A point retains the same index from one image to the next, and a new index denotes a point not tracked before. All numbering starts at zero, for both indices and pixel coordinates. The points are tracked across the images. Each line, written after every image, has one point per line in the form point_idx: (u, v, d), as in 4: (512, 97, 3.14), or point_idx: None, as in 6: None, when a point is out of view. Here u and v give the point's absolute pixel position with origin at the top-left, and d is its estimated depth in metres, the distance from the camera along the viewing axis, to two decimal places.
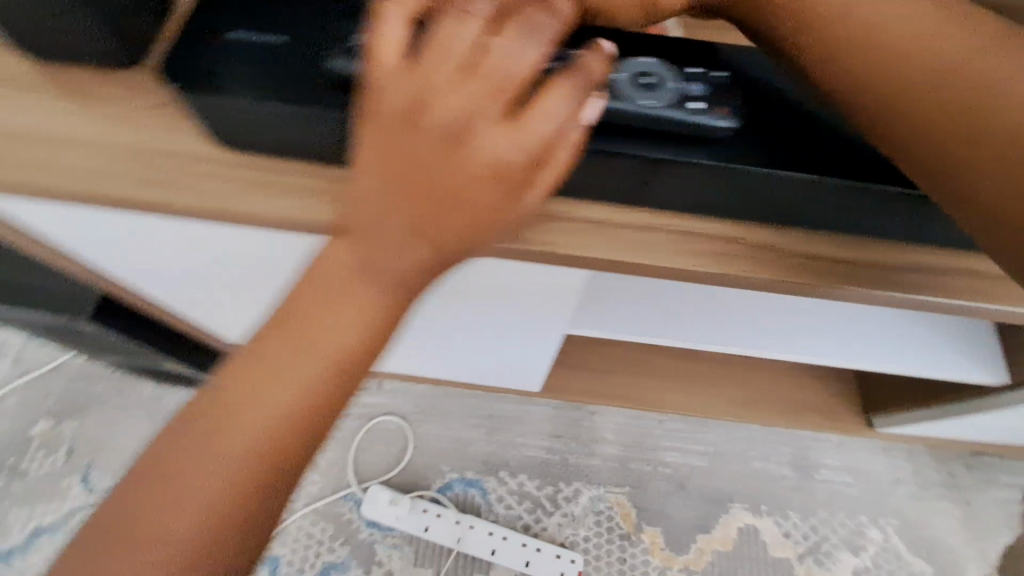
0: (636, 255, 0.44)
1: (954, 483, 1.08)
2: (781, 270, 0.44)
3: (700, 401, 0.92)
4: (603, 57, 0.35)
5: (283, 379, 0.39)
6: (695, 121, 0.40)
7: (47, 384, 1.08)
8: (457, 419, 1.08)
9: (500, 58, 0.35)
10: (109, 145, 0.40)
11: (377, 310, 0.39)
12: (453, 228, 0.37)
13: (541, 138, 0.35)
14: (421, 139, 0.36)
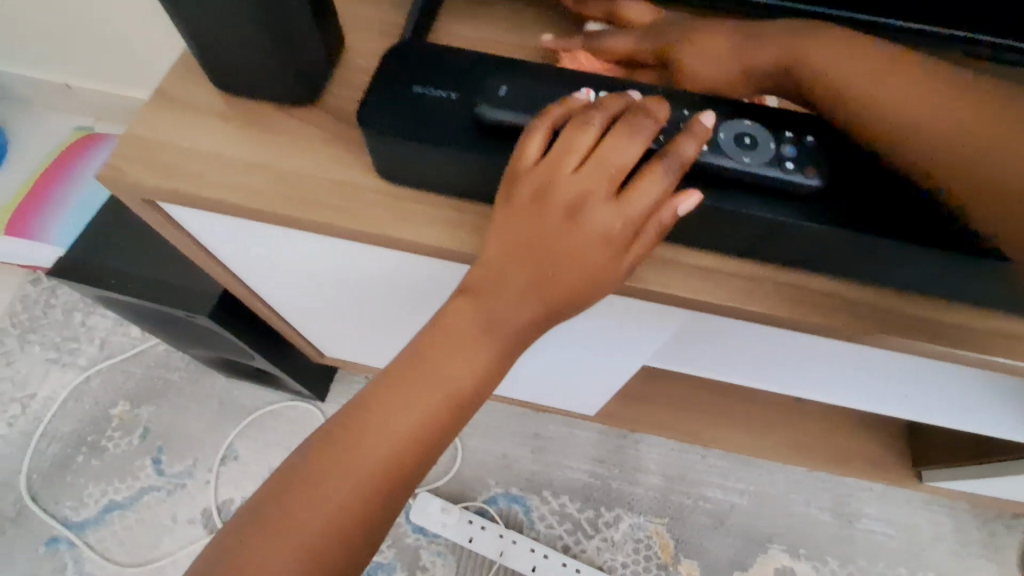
0: (726, 299, 0.46)
1: (993, 543, 1.07)
2: (867, 325, 0.46)
3: (749, 439, 0.93)
4: (695, 144, 0.41)
5: (409, 417, 0.43)
6: (786, 181, 0.42)
7: (129, 368, 1.16)
8: (505, 436, 1.12)
9: (614, 154, 0.41)
10: (278, 165, 0.44)
11: (494, 348, 0.44)
12: (564, 292, 0.42)
13: (641, 220, 0.41)
14: (546, 216, 0.41)
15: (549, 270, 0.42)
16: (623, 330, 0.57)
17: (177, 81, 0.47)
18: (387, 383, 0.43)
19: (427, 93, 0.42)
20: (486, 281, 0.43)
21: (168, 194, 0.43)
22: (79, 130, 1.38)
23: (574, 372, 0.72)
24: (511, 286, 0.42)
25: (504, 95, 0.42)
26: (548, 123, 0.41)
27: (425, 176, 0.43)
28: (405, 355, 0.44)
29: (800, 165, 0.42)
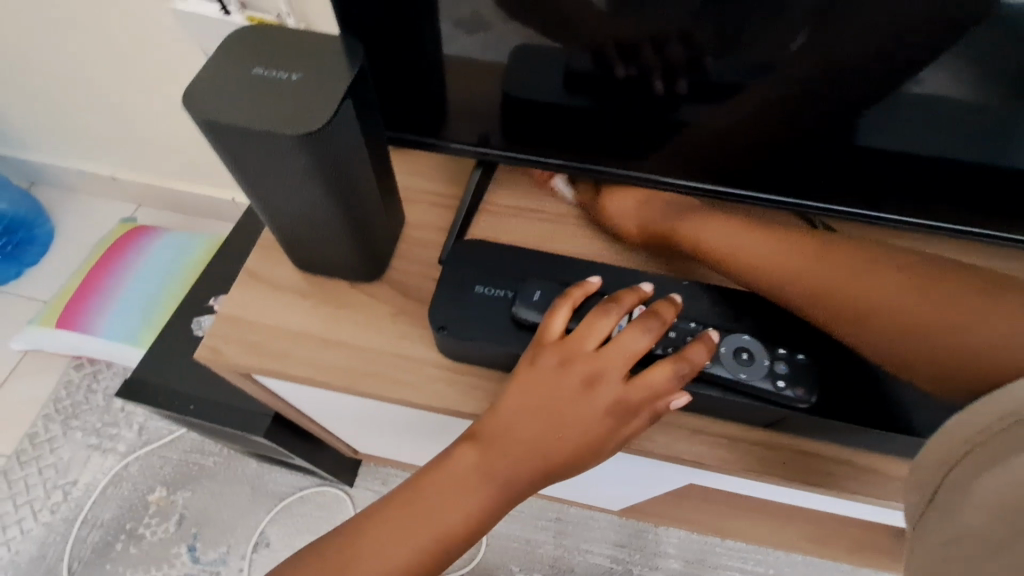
0: (756, 469, 0.49)
1: None
2: (890, 494, 0.48)
3: (768, 532, 0.96)
4: (707, 350, 0.43)
5: (398, 555, 0.40)
6: (774, 397, 0.46)
7: (165, 454, 1.21)
8: (528, 520, 1.15)
9: (629, 343, 0.42)
10: (345, 345, 0.50)
11: (494, 502, 0.41)
12: (563, 460, 0.41)
13: (644, 405, 0.41)
14: (557, 383, 0.41)
15: (552, 437, 0.40)
16: (655, 474, 0.60)
17: (260, 260, 0.54)
18: (383, 514, 0.41)
19: (488, 292, 0.47)
20: (501, 430, 0.41)
21: (256, 367, 0.50)
22: (123, 220, 1.47)
23: (601, 489, 0.75)
24: (511, 441, 0.41)
25: (539, 300, 0.45)
26: (569, 307, 0.44)
27: (478, 359, 0.48)
28: (406, 487, 0.42)
29: (790, 383, 0.46)
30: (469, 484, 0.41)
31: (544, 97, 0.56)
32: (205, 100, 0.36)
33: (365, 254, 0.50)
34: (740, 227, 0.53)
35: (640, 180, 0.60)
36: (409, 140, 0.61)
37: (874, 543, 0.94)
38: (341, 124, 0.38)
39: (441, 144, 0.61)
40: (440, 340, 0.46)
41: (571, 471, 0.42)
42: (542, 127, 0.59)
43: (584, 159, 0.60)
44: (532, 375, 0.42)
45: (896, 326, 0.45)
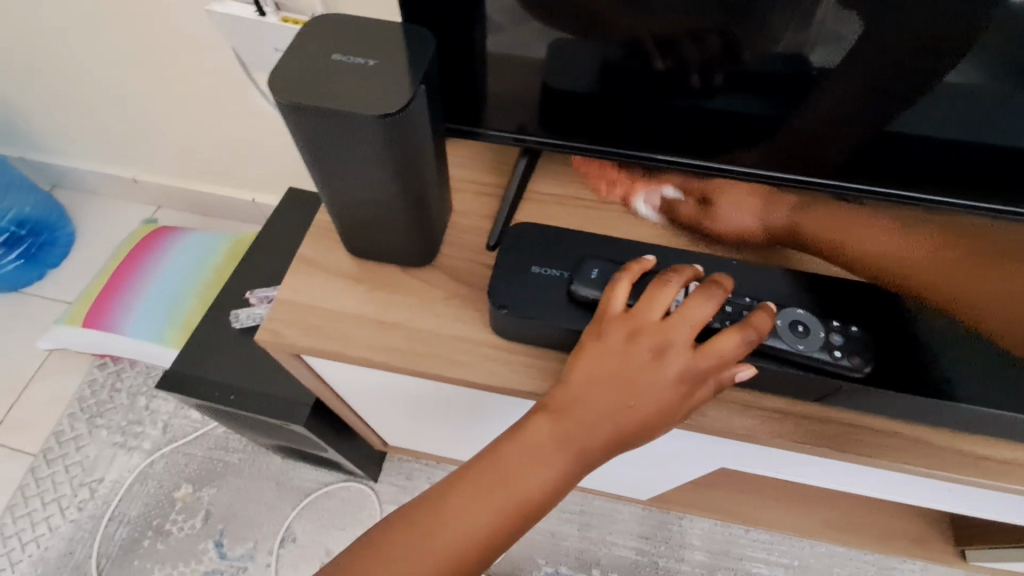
0: (797, 440, 0.50)
1: None
2: (922, 460, 0.51)
3: (799, 522, 0.96)
4: (769, 318, 0.45)
5: (475, 523, 0.43)
6: (833, 367, 0.47)
7: (189, 451, 1.21)
8: (553, 513, 1.16)
9: (694, 312, 0.43)
10: (400, 327, 0.52)
11: (566, 472, 0.43)
12: (634, 429, 0.42)
13: (713, 370, 0.43)
14: (626, 354, 0.43)
15: (623, 409, 0.42)
16: (701, 454, 0.61)
17: (313, 247, 0.55)
18: (456, 486, 0.44)
19: (544, 272, 0.49)
20: (571, 403, 0.43)
21: (313, 349, 0.51)
22: (145, 221, 1.48)
23: (636, 474, 0.76)
24: (584, 411, 0.43)
25: (596, 278, 0.47)
26: (629, 281, 0.45)
27: (533, 337, 0.49)
28: (478, 459, 0.44)
29: (846, 353, 0.47)
30: (541, 456, 0.43)
31: (581, 88, 0.58)
32: (288, 85, 0.38)
33: (424, 237, 0.52)
34: (854, 223, 0.59)
35: (673, 164, 0.62)
36: (450, 129, 0.62)
37: (901, 529, 0.95)
38: (418, 107, 0.40)
39: (481, 132, 0.62)
40: (500, 318, 0.48)
41: (644, 438, 0.43)
42: (579, 116, 0.60)
43: (618, 145, 0.62)
44: (601, 350, 0.43)
45: (991, 302, 0.51)
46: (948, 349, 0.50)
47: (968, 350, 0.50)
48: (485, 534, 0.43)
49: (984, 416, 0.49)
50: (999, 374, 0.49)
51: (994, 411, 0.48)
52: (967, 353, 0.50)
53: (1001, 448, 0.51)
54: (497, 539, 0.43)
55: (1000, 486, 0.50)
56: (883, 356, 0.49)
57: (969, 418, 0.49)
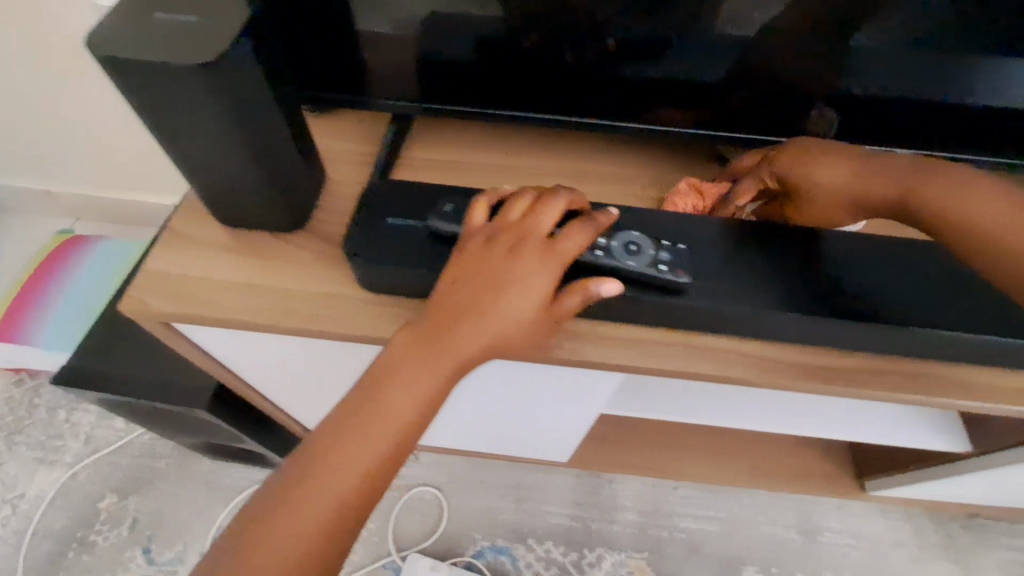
0: (645, 361, 0.56)
1: (950, 544, 1.18)
2: (759, 371, 0.56)
3: (712, 469, 1.01)
4: (609, 216, 0.54)
5: (376, 437, 0.48)
6: (660, 279, 0.53)
7: (115, 460, 1.19)
8: (487, 489, 1.19)
9: (540, 216, 0.52)
10: (268, 287, 0.53)
11: (442, 376, 0.49)
12: (499, 327, 0.50)
13: (563, 262, 0.51)
14: (487, 257, 0.50)
15: (487, 307, 0.49)
16: (579, 397, 0.64)
17: (184, 219, 0.56)
18: (343, 415, 0.49)
19: (401, 223, 0.53)
20: (439, 317, 0.50)
21: (182, 315, 0.52)
22: (59, 234, 1.44)
23: (540, 435, 0.79)
24: (457, 313, 0.50)
25: (450, 213, 0.54)
26: (487, 201, 0.54)
27: (399, 291, 0.53)
28: (359, 388, 0.49)
29: (671, 267, 0.53)
30: (419, 367, 0.49)
31: (457, 55, 0.65)
32: (109, 43, 0.41)
33: (292, 203, 0.54)
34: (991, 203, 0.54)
35: (546, 120, 0.69)
36: (339, 100, 0.68)
37: (807, 468, 1.01)
38: (242, 59, 0.43)
39: (368, 101, 0.67)
40: (364, 271, 0.51)
41: (516, 331, 0.50)
42: (457, 82, 0.67)
43: (496, 107, 0.69)
44: (464, 261, 0.51)
45: None
46: (769, 266, 0.57)
47: (788, 266, 0.57)
48: (389, 445, 0.49)
49: (806, 323, 0.54)
50: (815, 284, 0.56)
51: (812, 316, 0.54)
52: (787, 267, 0.57)
53: (837, 355, 0.58)
54: (400, 446, 0.49)
55: (828, 390, 0.56)
56: (709, 276, 0.56)
57: (793, 328, 0.55)
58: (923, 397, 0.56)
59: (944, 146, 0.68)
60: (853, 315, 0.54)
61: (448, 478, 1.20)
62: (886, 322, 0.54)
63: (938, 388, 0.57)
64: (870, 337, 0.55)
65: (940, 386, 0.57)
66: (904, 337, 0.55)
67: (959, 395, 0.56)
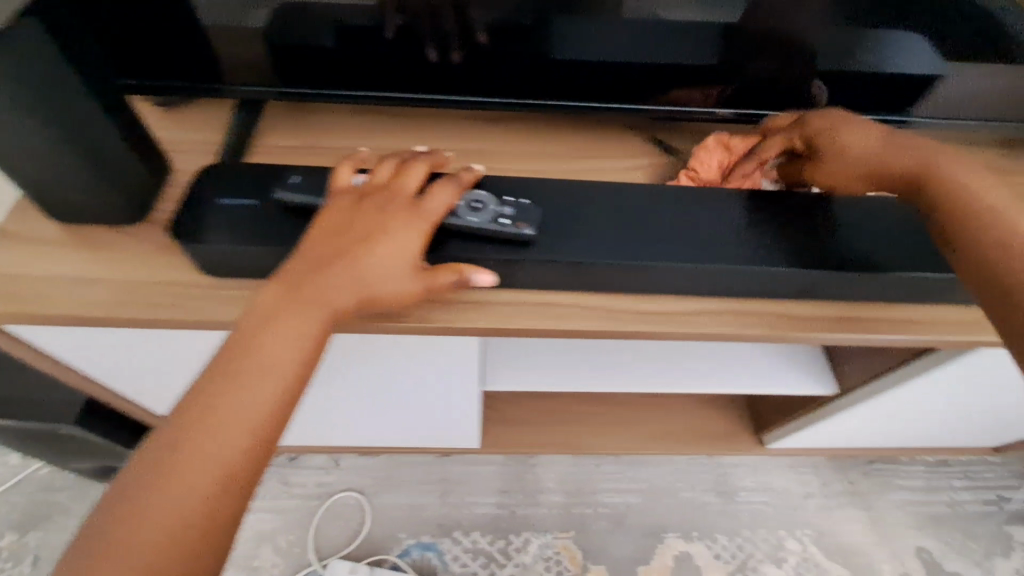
0: (506, 322, 0.59)
1: (854, 490, 1.26)
2: (612, 323, 0.60)
3: (622, 438, 1.05)
4: (474, 174, 0.59)
5: (253, 398, 0.47)
6: (503, 232, 0.57)
7: (6, 500, 1.10)
8: (410, 486, 1.17)
9: (403, 177, 0.57)
10: (123, 283, 0.55)
11: (319, 328, 0.51)
12: (373, 277, 0.53)
13: (425, 216, 0.55)
14: (353, 214, 0.55)
15: (359, 260, 0.53)
16: (452, 362, 0.66)
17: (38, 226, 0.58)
18: (215, 376, 0.48)
19: (232, 203, 0.57)
20: (313, 272, 0.52)
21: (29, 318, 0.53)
22: None
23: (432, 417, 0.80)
24: (327, 266, 0.52)
25: (295, 184, 0.58)
26: (352, 168, 0.59)
27: (230, 266, 0.56)
28: (231, 348, 0.49)
29: (513, 220, 0.57)
30: (295, 321, 0.50)
31: (314, 41, 0.65)
32: None
33: (130, 197, 0.57)
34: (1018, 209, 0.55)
35: (411, 100, 0.70)
36: (195, 89, 0.67)
37: (710, 428, 1.06)
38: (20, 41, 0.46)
39: (223, 88, 0.68)
40: (189, 247, 0.55)
41: (386, 279, 0.53)
42: (316, 67, 0.67)
43: (360, 90, 0.69)
44: (333, 221, 0.54)
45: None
46: (617, 222, 0.60)
47: (636, 219, 0.61)
48: (273, 403, 0.48)
49: (652, 271, 0.58)
50: (659, 235, 0.60)
51: (655, 264, 0.58)
52: (634, 221, 0.60)
53: (677, 300, 0.61)
54: (280, 406, 0.48)
55: (676, 333, 0.60)
56: (558, 235, 0.59)
57: (638, 277, 0.59)
58: (764, 333, 0.61)
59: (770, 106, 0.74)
60: (693, 262, 0.58)
61: (370, 480, 1.18)
62: (721, 266, 0.58)
63: (776, 323, 0.61)
64: (708, 282, 0.60)
65: (778, 321, 0.61)
66: (737, 279, 0.59)
67: (796, 328, 0.61)
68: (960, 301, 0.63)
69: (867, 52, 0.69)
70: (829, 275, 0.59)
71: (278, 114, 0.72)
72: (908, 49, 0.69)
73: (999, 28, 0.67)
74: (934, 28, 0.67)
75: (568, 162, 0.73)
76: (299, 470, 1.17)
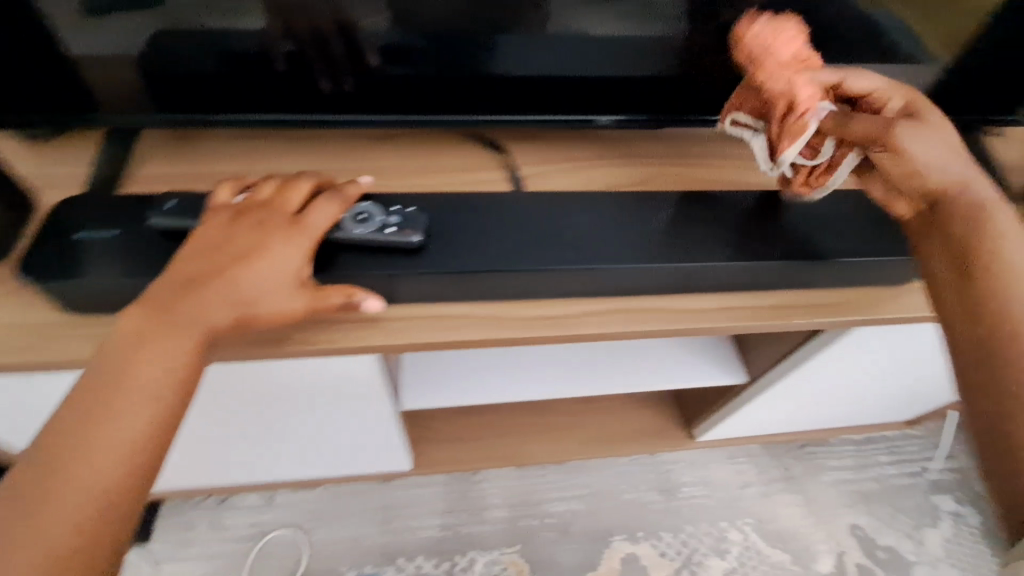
0: (403, 338, 0.59)
1: (790, 475, 1.30)
2: (510, 330, 0.60)
3: (557, 445, 1.05)
4: (359, 187, 0.60)
5: (126, 423, 0.45)
6: (389, 240, 0.58)
7: None
8: (350, 516, 1.14)
9: (284, 194, 0.58)
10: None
11: (193, 346, 0.50)
12: (250, 292, 0.52)
13: (303, 230, 0.55)
14: (229, 231, 0.54)
15: (234, 275, 0.52)
16: (361, 384, 0.64)
17: None
18: (79, 404, 0.45)
19: (88, 236, 0.58)
20: (186, 290, 0.51)
21: None
22: None
23: (350, 444, 0.78)
24: (204, 285, 0.51)
25: (167, 208, 0.59)
26: (233, 188, 0.60)
27: (90, 297, 0.57)
28: (99, 373, 0.47)
29: (399, 229, 0.58)
30: (165, 340, 0.48)
31: (196, 68, 0.64)
32: None
33: None
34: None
35: (302, 123, 0.70)
36: (66, 121, 0.66)
37: (642, 427, 1.08)
38: None
39: (95, 116, 0.66)
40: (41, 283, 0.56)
41: (267, 294, 0.52)
42: (201, 93, 0.67)
43: (251, 113, 0.69)
44: (209, 239, 0.54)
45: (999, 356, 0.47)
46: (503, 231, 0.61)
47: (524, 227, 0.62)
48: (144, 427, 0.46)
49: (543, 277, 0.60)
50: (546, 240, 0.61)
51: (545, 270, 0.59)
52: (523, 229, 0.62)
53: (562, 302, 0.63)
54: (159, 428, 0.47)
55: (573, 336, 0.61)
56: (447, 247, 0.60)
57: (529, 283, 0.60)
58: (659, 328, 0.63)
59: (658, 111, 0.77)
60: (580, 266, 0.59)
61: (307, 515, 1.14)
62: (605, 268, 0.60)
63: (670, 318, 0.63)
64: (599, 284, 0.62)
65: (671, 316, 0.63)
66: (627, 278, 0.61)
67: (688, 321, 0.63)
68: (833, 283, 0.67)
69: (741, 58, 0.73)
70: (701, 269, 0.62)
71: (162, 142, 0.72)
72: None
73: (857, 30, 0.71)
74: None
75: (460, 175, 0.73)
76: (231, 511, 1.12)
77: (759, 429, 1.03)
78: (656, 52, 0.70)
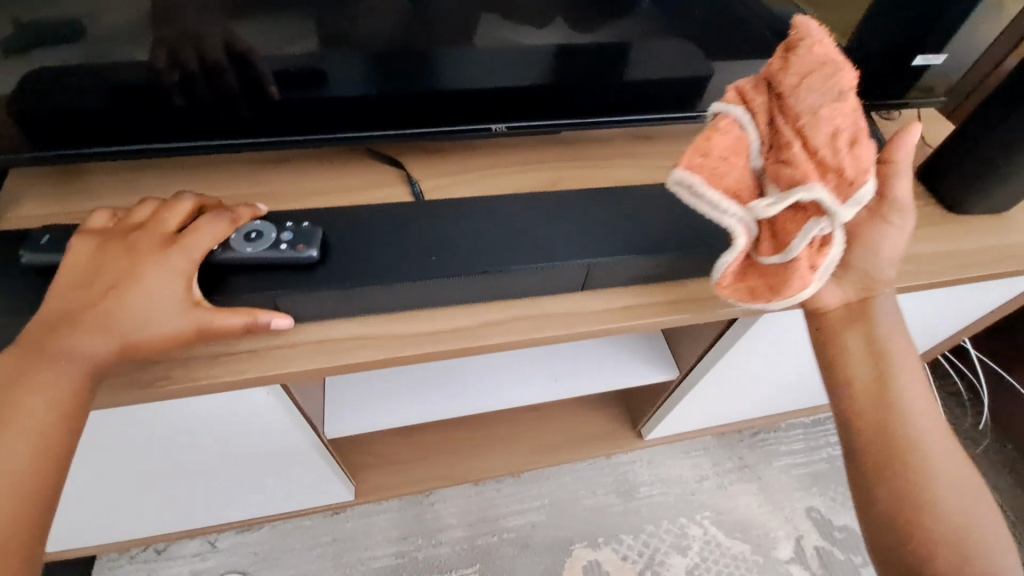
0: (307, 364, 0.57)
1: (744, 464, 1.31)
2: (421, 345, 0.59)
3: (505, 457, 1.03)
4: (251, 209, 0.58)
5: (7, 458, 0.44)
6: (282, 257, 0.56)
7: None
8: (300, 553, 1.10)
9: (163, 215, 0.55)
10: None
11: (77, 382, 0.48)
12: (128, 320, 0.49)
13: (183, 250, 0.53)
14: (100, 258, 0.52)
15: (110, 304, 0.49)
16: (266, 413, 0.63)
17: None
18: None
19: None
20: (59, 323, 0.48)
21: None
22: None
23: (276, 474, 0.77)
24: (75, 317, 0.49)
25: (43, 243, 0.56)
26: (107, 214, 0.57)
27: None
28: None
29: (293, 245, 0.56)
30: (42, 378, 0.46)
31: (77, 103, 0.62)
32: None
33: None
34: (916, 367, 0.58)
35: (197, 149, 0.68)
36: None
37: (591, 430, 1.07)
38: None
39: None
40: None
41: (149, 319, 0.50)
42: (83, 129, 0.64)
43: (143, 143, 0.67)
44: (79, 269, 0.51)
45: (891, 464, 0.54)
46: (407, 239, 0.61)
47: (427, 243, 0.61)
48: (35, 467, 0.45)
49: (449, 286, 0.59)
50: (450, 252, 0.60)
51: (450, 279, 0.58)
52: (426, 244, 0.61)
53: (464, 310, 0.62)
54: (44, 466, 0.45)
55: (486, 346, 0.61)
56: (347, 266, 0.58)
57: (436, 292, 0.60)
58: (573, 331, 0.62)
59: (562, 116, 0.78)
60: (487, 269, 0.59)
61: (254, 556, 1.09)
62: (509, 271, 0.59)
63: (584, 320, 0.63)
64: (511, 287, 0.62)
65: (585, 319, 0.63)
66: (533, 282, 0.62)
67: (602, 322, 0.63)
68: None
69: (639, 61, 0.74)
70: (598, 265, 0.61)
71: (42, 178, 0.69)
72: (671, 55, 0.74)
73: (744, 28, 0.73)
74: (689, 33, 0.72)
75: (362, 193, 0.72)
76: (171, 562, 1.07)
77: (702, 421, 1.03)
78: (555, 60, 0.71)
